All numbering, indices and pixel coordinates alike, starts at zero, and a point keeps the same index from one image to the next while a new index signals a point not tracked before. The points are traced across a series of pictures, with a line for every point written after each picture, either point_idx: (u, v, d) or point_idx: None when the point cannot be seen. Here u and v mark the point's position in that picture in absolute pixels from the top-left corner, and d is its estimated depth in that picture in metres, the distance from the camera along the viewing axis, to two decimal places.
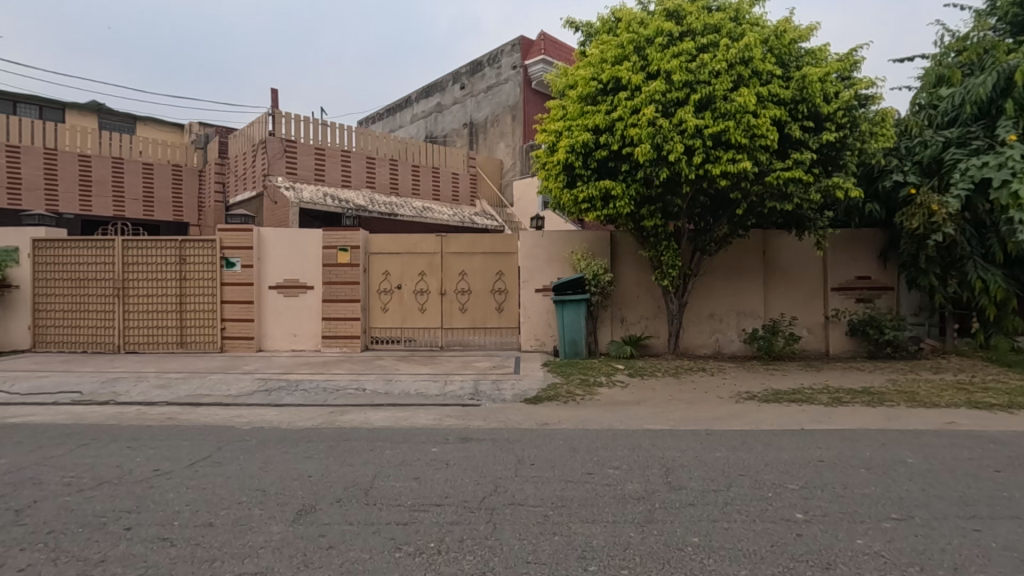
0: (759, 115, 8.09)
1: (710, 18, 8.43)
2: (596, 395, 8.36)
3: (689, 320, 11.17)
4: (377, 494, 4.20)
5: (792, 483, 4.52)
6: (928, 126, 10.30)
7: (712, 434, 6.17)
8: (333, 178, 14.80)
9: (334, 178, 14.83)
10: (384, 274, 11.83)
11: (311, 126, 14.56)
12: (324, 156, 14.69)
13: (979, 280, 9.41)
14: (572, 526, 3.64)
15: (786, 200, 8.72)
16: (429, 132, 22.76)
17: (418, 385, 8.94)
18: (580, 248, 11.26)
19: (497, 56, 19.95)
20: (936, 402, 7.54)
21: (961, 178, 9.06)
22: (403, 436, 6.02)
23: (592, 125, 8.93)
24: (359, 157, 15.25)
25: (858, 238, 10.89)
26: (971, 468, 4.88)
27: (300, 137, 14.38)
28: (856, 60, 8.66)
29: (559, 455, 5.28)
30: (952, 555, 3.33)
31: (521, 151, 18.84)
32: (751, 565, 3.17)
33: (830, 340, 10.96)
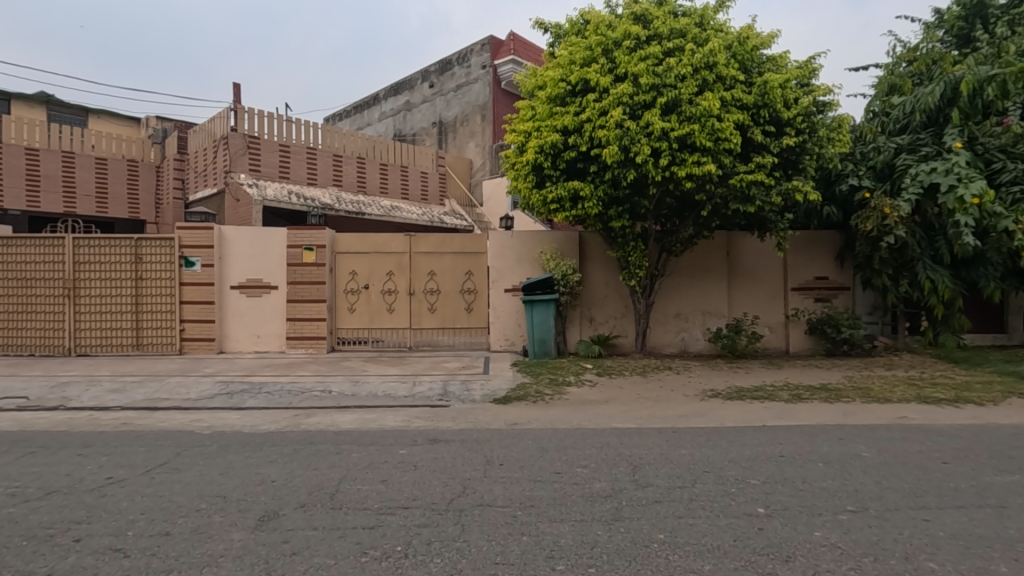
0: (723, 119, 8.27)
1: (676, 23, 8.59)
2: (564, 394, 8.41)
3: (656, 319, 11.36)
4: (343, 498, 4.13)
5: (754, 478, 4.64)
6: (882, 132, 10.73)
7: (678, 431, 6.29)
8: (298, 176, 14.49)
9: (300, 176, 14.51)
10: (351, 274, 11.64)
11: (275, 122, 14.21)
12: (289, 153, 14.37)
13: (928, 280, 9.85)
14: (540, 525, 3.65)
15: (748, 202, 8.95)
16: (398, 130, 22.52)
17: (386, 386, 8.83)
18: (549, 248, 11.31)
19: (467, 55, 19.89)
20: (889, 397, 7.86)
21: (912, 183, 9.48)
22: (370, 439, 5.93)
23: (560, 126, 9.00)
24: (326, 154, 14.96)
25: (817, 240, 11.26)
26: (921, 460, 5.11)
27: (264, 134, 14.02)
28: (815, 67, 8.95)
29: (528, 455, 5.29)
30: (904, 545, 3.46)
31: (490, 151, 18.82)
32: (715, 560, 3.24)
33: (791, 338, 11.31)
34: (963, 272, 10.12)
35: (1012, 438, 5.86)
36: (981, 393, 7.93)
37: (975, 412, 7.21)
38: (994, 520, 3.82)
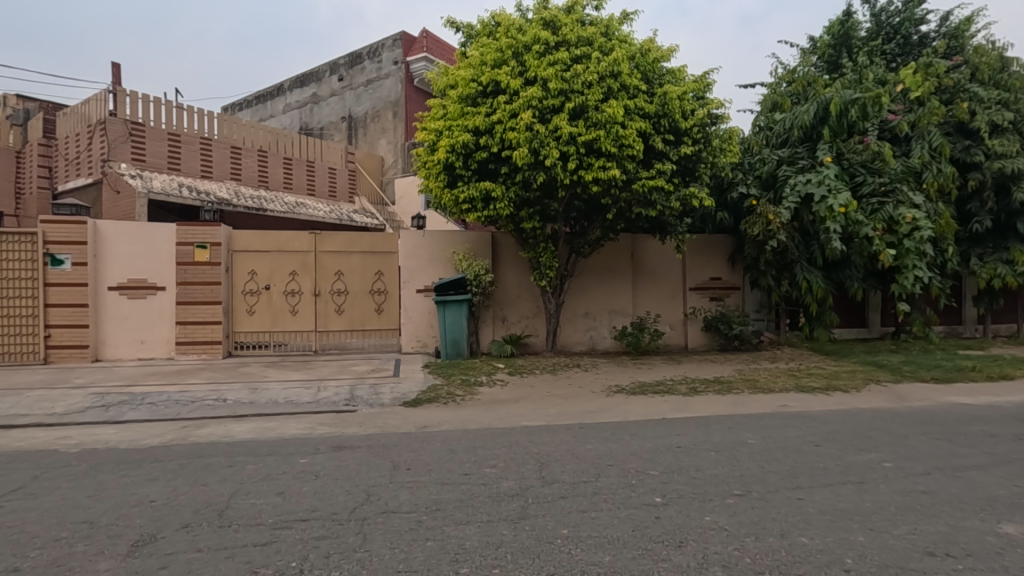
0: (627, 126, 8.62)
1: (583, 31, 8.86)
2: (476, 395, 8.41)
3: (566, 319, 11.66)
4: (233, 514, 3.84)
5: (653, 469, 4.88)
6: (766, 145, 11.72)
7: (585, 427, 6.47)
8: (190, 168, 13.37)
9: (192, 167, 13.40)
10: (250, 274, 10.93)
11: (163, 108, 13.00)
12: (179, 142, 13.22)
13: (805, 280, 10.91)
14: (445, 529, 3.60)
15: (650, 207, 9.43)
16: (305, 123, 21.46)
17: (288, 392, 8.36)
18: (462, 248, 11.24)
19: (378, 50, 19.34)
20: (772, 387, 8.61)
21: (791, 193, 10.44)
22: (268, 449, 5.57)
23: (471, 126, 9.00)
24: (222, 145, 13.93)
25: (712, 243, 12.08)
26: (798, 444, 5.63)
27: (149, 120, 12.79)
28: (709, 82, 9.59)
29: (437, 457, 5.21)
30: (781, 523, 3.78)
31: (403, 149, 18.43)
32: (614, 550, 3.36)
33: (689, 335, 12.06)
34: (833, 274, 11.30)
35: (871, 421, 6.61)
36: (847, 381, 8.90)
37: (842, 398, 8.07)
38: (854, 495, 4.28)
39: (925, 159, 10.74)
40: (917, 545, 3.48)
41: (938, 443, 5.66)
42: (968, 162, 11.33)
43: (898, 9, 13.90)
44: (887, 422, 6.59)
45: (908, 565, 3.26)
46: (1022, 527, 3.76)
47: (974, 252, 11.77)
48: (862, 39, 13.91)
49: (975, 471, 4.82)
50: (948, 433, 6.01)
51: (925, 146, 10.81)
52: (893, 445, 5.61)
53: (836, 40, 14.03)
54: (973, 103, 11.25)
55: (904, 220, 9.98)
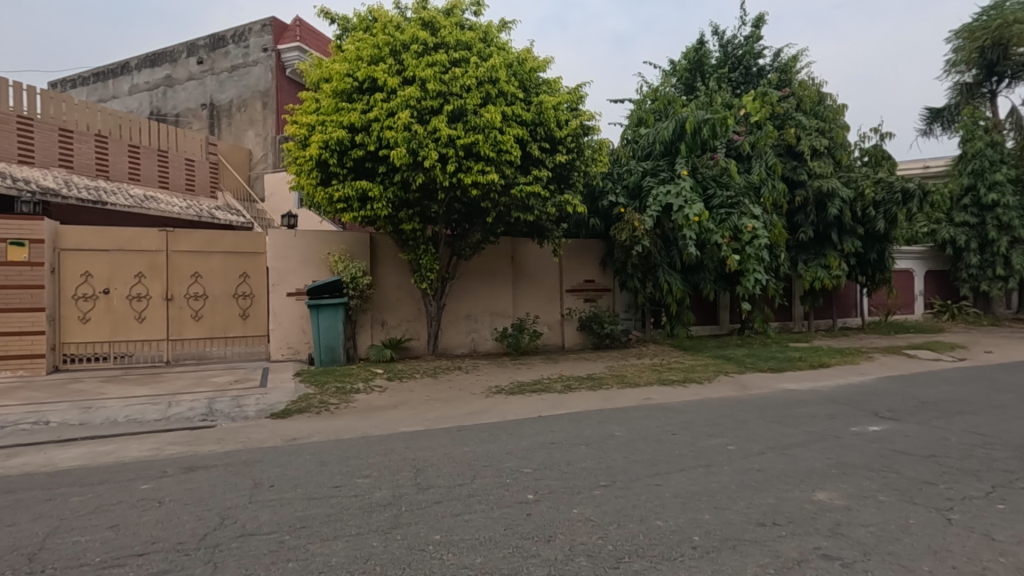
0: (505, 132, 8.80)
1: (462, 35, 8.91)
2: (352, 402, 8.07)
3: (447, 321, 11.63)
4: (49, 557, 3.29)
5: (527, 467, 5.02)
6: (633, 157, 12.63)
7: (464, 430, 6.48)
8: (4, 150, 11.39)
9: (6, 150, 11.42)
10: (84, 276, 9.56)
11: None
12: None
13: (666, 283, 11.92)
14: (309, 547, 3.39)
15: (528, 211, 9.72)
16: (156, 108, 19.19)
17: (131, 410, 7.39)
18: (338, 249, 10.72)
19: (244, 34, 17.85)
20: (637, 381, 9.29)
21: (654, 202, 11.34)
22: (102, 476, 4.87)
23: (346, 122, 8.66)
24: (48, 126, 12.04)
25: (585, 247, 12.79)
26: (658, 434, 6.12)
27: None
28: (582, 95, 10.10)
29: (305, 471, 4.90)
30: (640, 509, 4.07)
31: (273, 143, 17.19)
32: (486, 551, 3.39)
33: (565, 335, 12.62)
34: (689, 276, 12.46)
35: (719, 409, 7.38)
36: (701, 373, 9.86)
37: (697, 389, 8.93)
38: (703, 477, 4.74)
39: (762, 176, 12.23)
40: (752, 518, 3.93)
41: (770, 425, 6.47)
42: (795, 180, 13.10)
43: (741, 43, 15.72)
44: (732, 408, 7.41)
45: (744, 536, 3.67)
46: (831, 493, 4.41)
47: (800, 258, 13.65)
48: (712, 66, 15.54)
49: (797, 448, 5.57)
50: (779, 416, 6.90)
51: (762, 164, 12.31)
52: (736, 429, 6.31)
53: (692, 65, 15.55)
54: (798, 129, 13.04)
55: (746, 229, 11.27)
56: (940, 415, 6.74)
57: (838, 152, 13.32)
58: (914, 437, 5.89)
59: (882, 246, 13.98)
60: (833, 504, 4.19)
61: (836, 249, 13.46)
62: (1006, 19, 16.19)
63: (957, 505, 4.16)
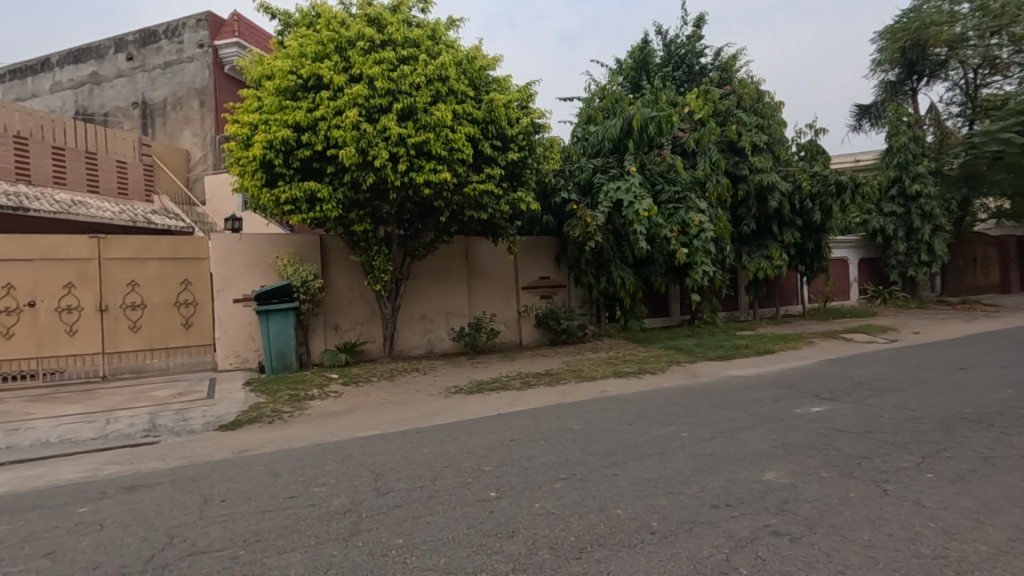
0: (456, 130, 8.75)
1: (410, 33, 8.80)
2: (306, 409, 7.71)
3: (402, 323, 11.37)
4: None
5: (488, 465, 5.04)
6: (583, 154, 12.79)
7: (422, 431, 6.34)
8: None
9: None
10: (5, 289, 8.82)
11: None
12: None
13: (619, 276, 12.21)
14: (265, 561, 3.32)
15: (481, 210, 9.73)
16: (81, 107, 17.60)
17: (63, 429, 6.78)
18: (287, 253, 10.28)
19: (177, 28, 16.57)
20: (594, 375, 9.46)
21: (605, 198, 11.50)
22: (32, 502, 4.51)
23: (291, 121, 8.45)
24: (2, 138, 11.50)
25: (539, 243, 12.83)
26: (615, 425, 6.26)
27: None
28: (532, 92, 10.11)
29: (257, 483, 4.70)
30: (600, 499, 4.16)
31: (212, 143, 16.05)
32: (449, 551, 3.41)
33: (523, 332, 12.61)
34: (640, 270, 12.80)
35: (672, 398, 7.61)
36: (654, 364, 10.13)
37: (650, 379, 9.18)
38: (658, 464, 4.88)
39: (707, 171, 12.63)
40: (705, 501, 4.08)
41: (720, 411, 6.74)
42: (737, 175, 13.60)
43: (683, 42, 16.29)
44: (683, 397, 7.65)
45: (698, 519, 3.80)
46: (778, 472, 4.63)
47: (745, 250, 14.15)
48: (657, 65, 16.02)
49: (747, 431, 5.81)
50: (727, 402, 7.18)
51: (707, 160, 12.71)
52: (687, 416, 6.54)
53: (638, 64, 16.02)
54: (739, 126, 13.55)
55: (693, 223, 11.57)
56: (874, 394, 7.18)
57: (777, 148, 13.94)
58: (851, 415, 6.26)
59: (818, 237, 14.69)
60: (781, 483, 4.39)
61: (777, 240, 14.08)
62: (923, 22, 17.41)
63: (891, 477, 4.45)
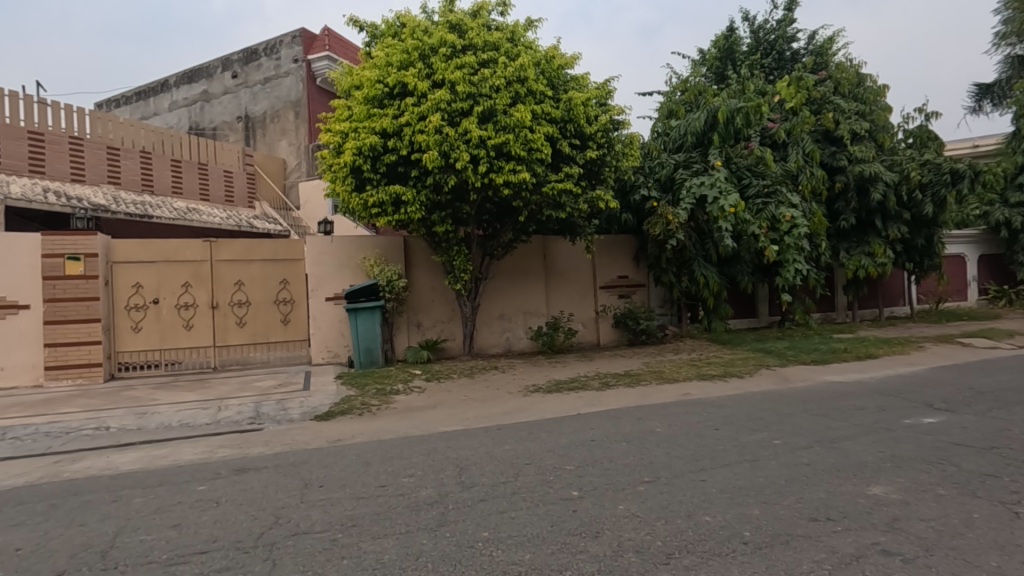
0: (535, 130, 8.81)
1: (489, 36, 8.96)
2: (392, 403, 8.05)
3: (481, 321, 11.59)
4: (118, 555, 3.51)
5: (569, 464, 5.03)
6: (664, 150, 12.43)
7: (503, 428, 6.44)
8: (96, 174, 12.26)
9: (98, 174, 12.28)
10: (134, 287, 9.89)
11: (4, 99, 10.99)
12: (80, 147, 12.04)
13: (702, 276, 11.77)
14: (361, 545, 3.51)
15: (560, 209, 9.71)
16: (194, 123, 19.40)
17: (182, 414, 7.52)
18: (373, 254, 10.79)
19: (275, 46, 17.85)
20: (677, 377, 9.17)
21: (687, 194, 11.14)
22: (160, 478, 5.05)
23: (379, 128, 8.84)
24: (132, 152, 12.89)
25: (617, 242, 12.60)
26: (701, 429, 6.04)
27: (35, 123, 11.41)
28: (611, 89, 9.97)
29: (351, 472, 4.98)
30: (687, 504, 4.03)
31: (306, 151, 17.15)
32: (534, 548, 3.44)
33: (600, 332, 12.46)
34: (725, 269, 12.26)
35: (762, 403, 7.23)
36: (741, 367, 9.66)
37: (737, 383, 8.77)
38: (749, 472, 4.65)
39: (799, 164, 11.87)
40: (803, 513, 3.85)
41: (816, 418, 6.31)
42: (834, 166, 12.68)
43: (773, 27, 15.41)
44: (775, 402, 7.24)
45: (796, 532, 3.59)
46: (886, 487, 4.27)
47: (842, 246, 13.17)
48: (744, 54, 15.24)
49: (848, 441, 5.41)
50: (825, 409, 6.71)
51: (800, 151, 11.96)
52: (780, 423, 6.18)
53: (722, 53, 15.32)
54: (837, 114, 12.62)
55: (784, 219, 10.94)
56: (1000, 405, 6.44)
57: (880, 135, 12.86)
58: (972, 428, 5.65)
59: (929, 232, 13.42)
60: (890, 498, 4.05)
61: (880, 236, 12.99)
62: None
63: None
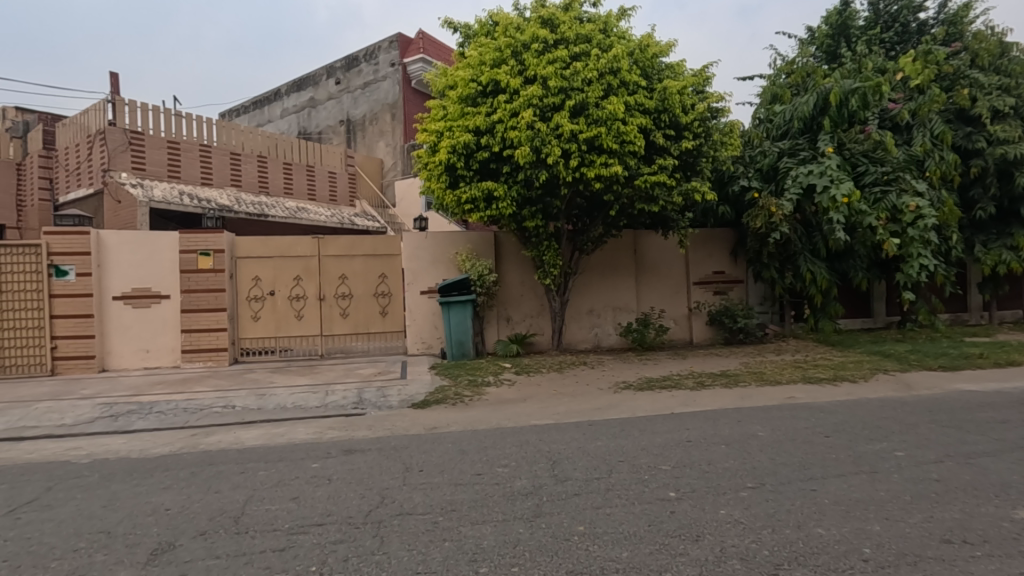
0: (628, 122, 8.63)
1: (582, 29, 8.88)
2: (484, 395, 8.25)
3: (570, 317, 11.56)
4: (249, 521, 3.90)
5: (665, 464, 4.91)
6: (767, 137, 11.70)
7: (595, 424, 6.39)
8: (221, 178, 13.57)
9: (223, 178, 13.60)
10: (254, 280, 10.85)
11: (149, 114, 12.46)
12: (209, 154, 13.38)
13: (809, 271, 10.96)
14: (461, 529, 3.64)
15: (653, 202, 9.44)
16: (302, 128, 20.92)
17: (295, 397, 8.18)
18: (465, 249, 11.10)
19: (374, 51, 18.81)
20: (779, 379, 8.63)
21: (793, 184, 10.42)
22: (279, 454, 5.54)
23: (472, 126, 9.03)
24: (251, 157, 14.14)
25: (714, 235, 12.03)
26: (809, 435, 5.64)
27: (172, 134, 12.83)
28: (709, 75, 9.54)
29: (448, 459, 5.18)
30: (796, 514, 3.80)
31: (402, 151, 17.94)
32: (632, 546, 3.40)
33: (694, 329, 11.99)
34: (835, 264, 11.35)
35: (879, 410, 6.63)
36: (853, 371, 8.90)
37: (850, 388, 8.07)
38: (867, 484, 4.29)
39: (927, 147, 10.70)
40: (933, 533, 3.49)
41: (947, 430, 5.68)
42: (969, 149, 11.29)
43: None
44: (895, 410, 6.59)
45: (924, 553, 3.27)
46: None
47: (978, 239, 11.72)
48: (860, 29, 13.95)
49: (988, 458, 4.82)
50: (958, 421, 6.01)
51: (926, 134, 10.78)
52: (902, 433, 5.63)
53: (834, 30, 14.11)
54: (973, 89, 11.20)
55: (907, 209, 9.94)
56: None
57: None
58: None
59: None
60: None
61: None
62: None
63: None
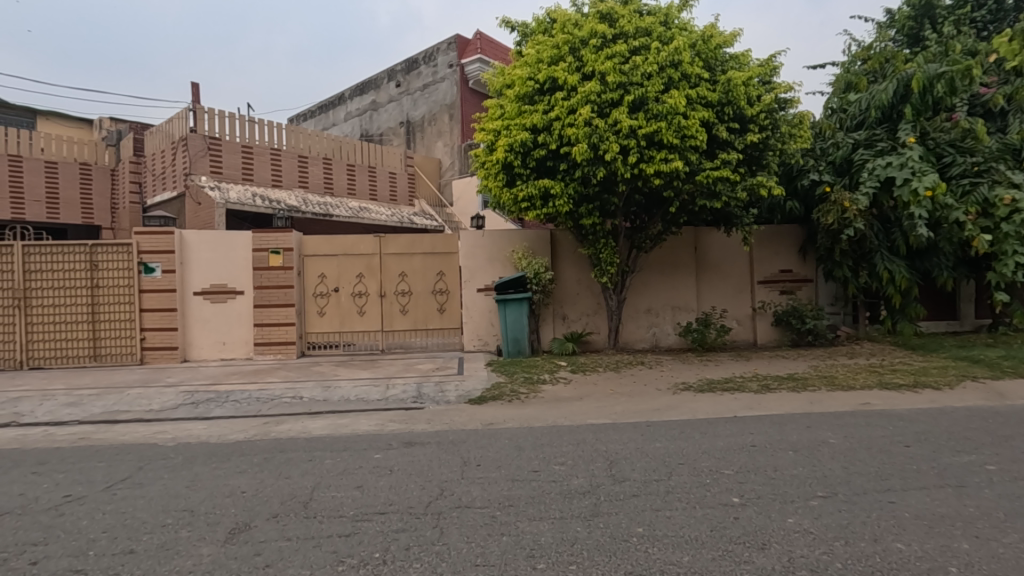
0: (689, 116, 8.41)
1: (641, 22, 8.72)
2: (539, 393, 8.26)
3: (627, 315, 11.38)
4: (317, 506, 4.08)
5: (728, 468, 4.75)
6: (840, 128, 11.06)
7: (653, 425, 6.28)
8: (290, 180, 14.24)
9: (291, 180, 14.26)
10: (319, 277, 11.32)
11: (226, 121, 13.26)
12: (278, 157, 14.08)
13: (886, 270, 10.28)
14: (519, 525, 3.67)
15: (715, 198, 9.12)
16: (365, 130, 21.62)
17: (358, 390, 8.48)
18: (521, 248, 11.15)
19: (433, 54, 19.18)
20: (852, 384, 8.15)
21: (869, 177, 9.79)
22: (343, 444, 5.77)
23: (529, 124, 9.04)
24: (316, 160, 14.74)
25: (781, 232, 11.51)
26: (886, 445, 5.30)
27: (246, 139, 13.59)
28: (776, 65, 9.14)
29: (505, 454, 5.23)
30: (872, 527, 3.58)
31: (459, 151, 18.21)
32: (693, 551, 3.31)
33: (758, 330, 11.52)
34: (916, 262, 10.59)
35: (967, 420, 6.13)
36: (937, 377, 8.26)
37: (933, 396, 7.51)
38: (954, 500, 3.98)
39: None
40: None
41: None
42: None
43: None
44: (986, 421, 6.07)
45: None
46: None
47: None
48: (947, 8, 12.95)
49: None
50: None
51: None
52: (994, 446, 5.19)
53: (917, 11, 13.16)
54: None
55: (1001, 202, 9.14)
56: None
57: None
58: None
59: None
60: None
61: None
62: None
63: None
